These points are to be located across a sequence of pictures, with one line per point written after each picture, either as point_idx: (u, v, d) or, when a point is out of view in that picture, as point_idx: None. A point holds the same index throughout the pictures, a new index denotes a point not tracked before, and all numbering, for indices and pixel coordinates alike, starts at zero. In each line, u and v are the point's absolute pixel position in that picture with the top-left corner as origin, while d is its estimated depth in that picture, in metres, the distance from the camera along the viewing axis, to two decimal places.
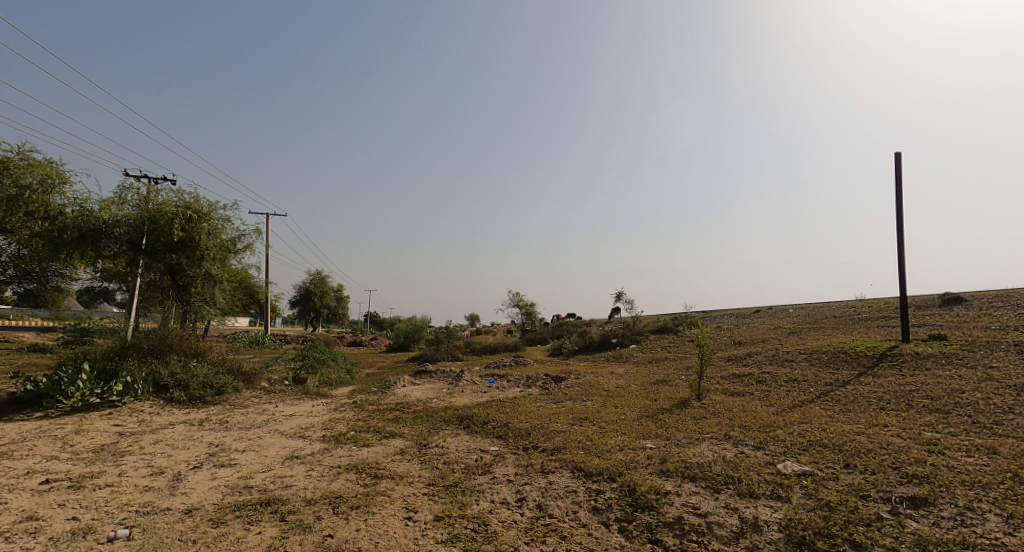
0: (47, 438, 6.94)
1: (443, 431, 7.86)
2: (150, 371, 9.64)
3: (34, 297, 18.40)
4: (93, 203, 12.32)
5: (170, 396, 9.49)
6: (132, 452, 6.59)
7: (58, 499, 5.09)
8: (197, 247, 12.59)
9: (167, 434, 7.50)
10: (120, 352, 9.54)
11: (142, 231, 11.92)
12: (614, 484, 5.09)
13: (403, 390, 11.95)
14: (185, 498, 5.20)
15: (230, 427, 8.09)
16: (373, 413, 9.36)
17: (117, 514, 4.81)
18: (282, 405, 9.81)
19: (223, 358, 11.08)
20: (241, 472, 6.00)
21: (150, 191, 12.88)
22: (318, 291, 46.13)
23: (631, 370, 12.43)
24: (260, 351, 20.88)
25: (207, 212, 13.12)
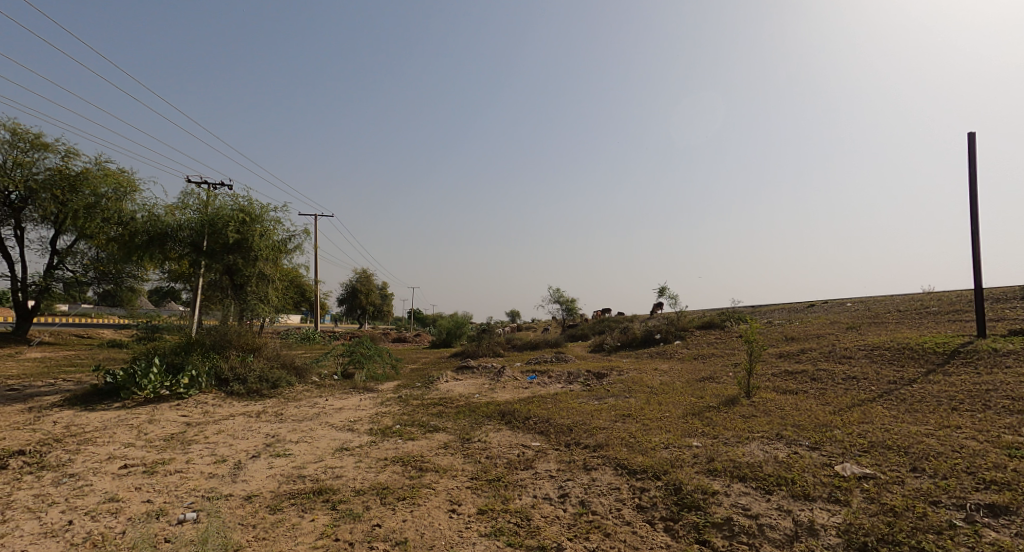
0: (125, 427, 7.51)
1: (485, 426, 7.93)
2: (212, 365, 10.26)
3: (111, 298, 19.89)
4: (160, 208, 13.20)
5: (230, 389, 10.05)
6: (199, 441, 7.02)
7: (135, 482, 5.50)
8: (251, 248, 13.14)
9: (229, 424, 7.95)
10: (186, 347, 10.26)
11: (202, 234, 12.68)
12: (659, 482, 4.99)
13: (445, 385, 12.16)
14: (246, 485, 5.49)
15: (284, 419, 8.47)
16: (417, 408, 9.57)
17: (186, 498, 5.14)
18: (332, 399, 10.20)
19: (277, 353, 11.58)
20: (296, 462, 6.28)
21: (209, 195, 13.66)
22: (363, 288, 47.63)
23: (676, 367, 12.16)
24: (311, 347, 21.75)
25: (260, 214, 13.73)
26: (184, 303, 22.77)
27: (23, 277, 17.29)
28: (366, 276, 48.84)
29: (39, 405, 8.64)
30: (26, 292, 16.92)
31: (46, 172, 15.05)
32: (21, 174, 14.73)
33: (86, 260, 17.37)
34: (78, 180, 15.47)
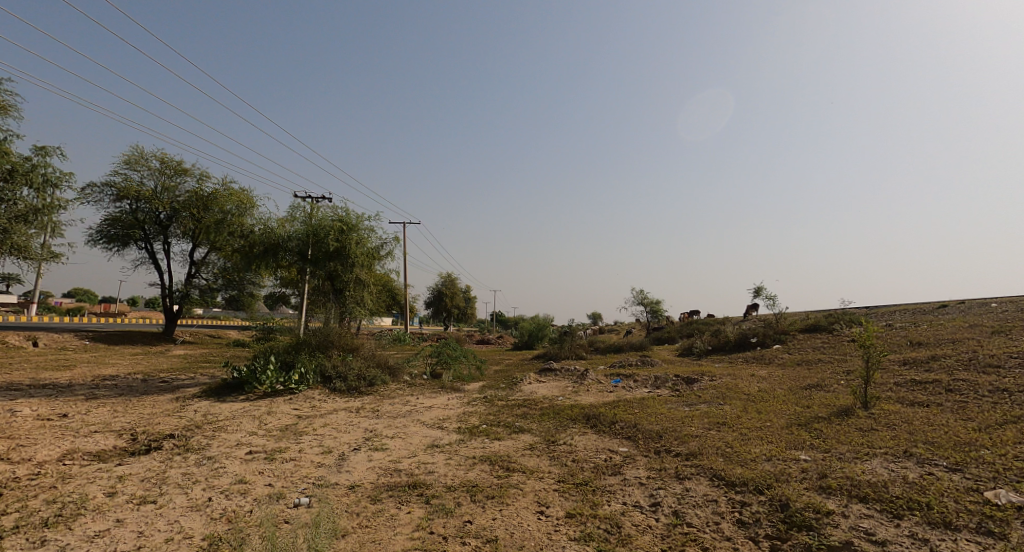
0: (248, 417, 8.41)
1: (571, 429, 7.88)
2: (318, 363, 11.16)
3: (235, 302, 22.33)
4: (273, 221, 14.63)
5: (333, 386, 10.87)
6: (308, 432, 7.67)
7: (258, 467, 6.13)
8: (349, 255, 14.04)
9: (333, 418, 8.60)
10: (296, 347, 11.27)
11: (308, 243, 13.83)
12: (762, 496, 4.66)
13: (529, 387, 12.26)
14: (349, 476, 5.90)
15: (380, 415, 8.99)
16: (502, 409, 9.74)
17: (300, 484, 5.64)
18: (422, 397, 10.68)
19: (373, 353, 12.34)
20: (392, 457, 6.64)
21: (312, 208, 14.89)
22: (448, 292, 49.36)
23: (776, 373, 11.29)
24: (402, 348, 22.92)
25: (356, 223, 14.71)
26: (294, 307, 24.92)
27: (169, 285, 19.98)
28: (451, 280, 50.59)
29: (181, 396, 9.94)
30: (171, 298, 19.53)
31: (186, 194, 17.35)
32: (167, 197, 17.08)
33: (216, 269, 19.68)
34: (210, 200, 17.63)
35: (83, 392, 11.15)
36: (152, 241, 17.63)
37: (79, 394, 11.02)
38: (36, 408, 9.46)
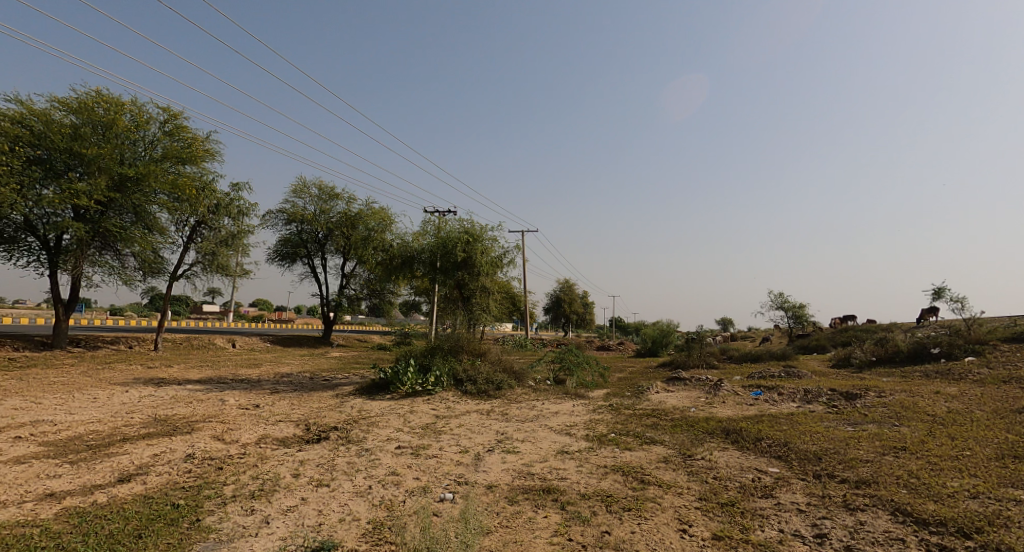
0: (395, 414, 9.24)
1: (708, 443, 7.36)
2: (450, 367, 11.85)
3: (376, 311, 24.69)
4: (408, 236, 16.13)
5: (465, 388, 11.44)
6: (446, 432, 8.19)
7: (406, 461, 6.70)
8: (475, 264, 14.86)
9: (467, 419, 9.07)
10: (431, 350, 12.18)
11: (438, 255, 14.88)
12: (969, 543, 3.89)
13: (657, 396, 11.73)
14: (486, 476, 6.17)
15: (510, 418, 9.26)
16: (630, 417, 9.43)
17: (443, 480, 6.03)
18: (548, 403, 10.78)
19: (499, 359, 12.76)
20: (524, 460, 6.79)
21: (441, 222, 16.02)
22: (566, 298, 49.37)
23: (968, 392, 9.41)
24: (524, 354, 23.44)
25: (481, 234, 15.45)
26: (426, 314, 26.88)
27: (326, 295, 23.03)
28: (569, 286, 50.56)
29: (340, 394, 11.28)
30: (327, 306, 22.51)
31: (338, 215, 19.90)
32: (324, 218, 19.81)
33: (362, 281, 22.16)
34: (356, 219, 20.17)
35: (267, 387, 13.21)
36: (313, 256, 20.67)
37: (264, 388, 13.08)
38: (236, 398, 11.43)
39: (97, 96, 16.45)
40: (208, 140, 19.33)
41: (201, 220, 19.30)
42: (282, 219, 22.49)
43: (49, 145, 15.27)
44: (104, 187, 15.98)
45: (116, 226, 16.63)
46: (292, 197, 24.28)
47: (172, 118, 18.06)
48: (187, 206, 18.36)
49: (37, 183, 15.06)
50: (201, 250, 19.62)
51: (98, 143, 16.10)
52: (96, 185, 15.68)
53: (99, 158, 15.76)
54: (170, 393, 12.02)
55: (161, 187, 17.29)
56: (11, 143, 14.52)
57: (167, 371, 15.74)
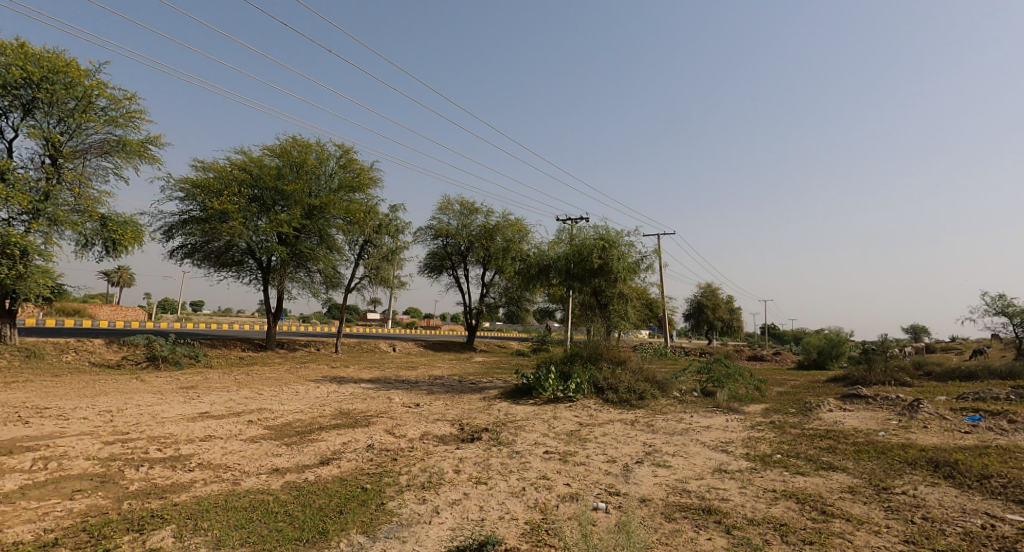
0: (540, 419, 9.43)
1: (907, 475, 6.19)
2: (590, 374, 11.73)
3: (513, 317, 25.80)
4: (546, 245, 16.81)
5: (606, 397, 11.21)
6: (592, 440, 8.11)
7: (555, 466, 6.79)
8: (611, 270, 14.45)
9: (611, 428, 8.88)
10: (571, 358, 12.24)
11: (574, 263, 14.82)
12: None
13: (831, 415, 10.23)
14: (638, 488, 5.97)
15: (657, 430, 8.84)
16: (799, 438, 8.36)
17: (594, 488, 5.98)
18: (698, 416, 10.06)
19: (641, 367, 12.23)
20: (678, 475, 6.42)
21: (576, 230, 16.10)
22: (710, 303, 45.88)
23: None
24: (666, 362, 22.29)
25: (616, 240, 15.06)
26: (562, 321, 27.06)
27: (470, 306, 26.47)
28: (712, 290, 46.94)
29: (487, 397, 11.91)
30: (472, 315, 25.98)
31: None
32: (466, 231, 23.92)
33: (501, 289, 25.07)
34: (494, 231, 23.95)
35: (424, 388, 14.48)
36: (457, 267, 24.97)
37: (422, 389, 14.35)
38: (399, 397, 12.73)
39: (292, 140, 19.80)
40: (372, 168, 21.98)
41: (368, 239, 21.93)
42: (430, 234, 24.58)
43: (261, 185, 18.88)
44: (299, 216, 19.23)
45: (307, 248, 19.85)
46: (439, 214, 26.44)
47: (346, 153, 20.93)
48: (358, 228, 21.11)
49: (254, 216, 18.67)
50: (368, 265, 22.39)
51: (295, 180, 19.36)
52: (294, 215, 18.98)
53: (295, 193, 18.99)
54: (348, 390, 13.83)
55: (338, 213, 20.19)
56: (238, 186, 18.34)
57: (345, 370, 18.14)
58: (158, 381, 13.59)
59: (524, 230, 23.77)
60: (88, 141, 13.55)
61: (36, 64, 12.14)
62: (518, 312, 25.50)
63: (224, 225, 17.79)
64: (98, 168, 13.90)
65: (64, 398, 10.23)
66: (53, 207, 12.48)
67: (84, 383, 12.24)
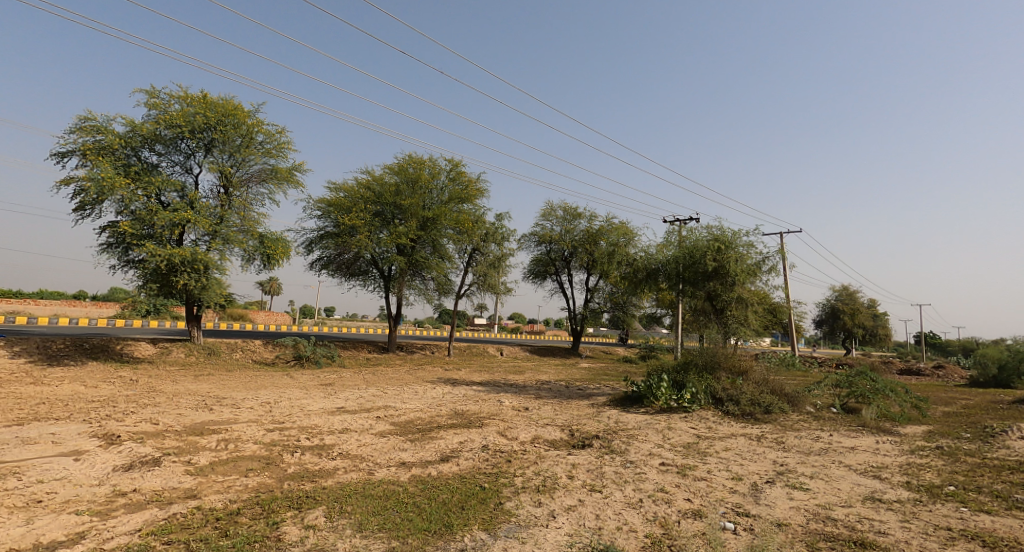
0: (653, 429, 9.17)
1: None
2: (707, 384, 11.14)
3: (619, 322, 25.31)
4: (653, 248, 16.27)
5: (727, 409, 10.53)
6: (713, 454, 7.70)
7: (674, 479, 6.57)
8: (728, 273, 13.62)
9: (735, 443, 8.35)
10: (684, 366, 11.72)
11: (685, 266, 14.28)
12: None
13: (1021, 444, 8.58)
14: (772, 511, 5.57)
15: (789, 448, 8.13)
16: (974, 468, 7.17)
17: (719, 507, 5.70)
18: (839, 435, 9.05)
19: (766, 378, 11.33)
20: (819, 500, 5.87)
21: (687, 232, 15.43)
22: (847, 308, 40.88)
23: None
24: (794, 373, 20.31)
25: (733, 240, 14.17)
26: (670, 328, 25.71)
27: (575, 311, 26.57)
28: (849, 294, 41.82)
29: (597, 404, 11.83)
30: (576, 321, 26.07)
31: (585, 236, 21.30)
32: (569, 237, 24.10)
33: (605, 294, 24.82)
34: (598, 235, 23.80)
35: (533, 392, 14.75)
36: (561, 273, 25.16)
37: (531, 393, 14.65)
38: (509, 400, 13.13)
39: (408, 158, 21.40)
40: (479, 180, 22.95)
41: (476, 247, 22.94)
42: (534, 241, 25.06)
43: (382, 202, 20.68)
44: (415, 228, 20.72)
45: (422, 257, 21.30)
46: (542, 220, 26.82)
47: (455, 167, 22.10)
48: (467, 237, 22.15)
49: (377, 229, 20.49)
50: (476, 272, 23.40)
51: (411, 195, 20.96)
52: (410, 227, 20.51)
53: (411, 206, 20.53)
54: (462, 392, 14.56)
55: (449, 224, 21.38)
56: (364, 203, 20.34)
57: (458, 373, 19.10)
58: (303, 377, 15.46)
59: (629, 233, 23.23)
60: (250, 171, 15.90)
61: (213, 110, 14.59)
62: (623, 318, 25.06)
63: (353, 239, 19.75)
64: (258, 194, 16.23)
65: (234, 390, 12.09)
66: (226, 228, 14.84)
67: (247, 377, 14.37)
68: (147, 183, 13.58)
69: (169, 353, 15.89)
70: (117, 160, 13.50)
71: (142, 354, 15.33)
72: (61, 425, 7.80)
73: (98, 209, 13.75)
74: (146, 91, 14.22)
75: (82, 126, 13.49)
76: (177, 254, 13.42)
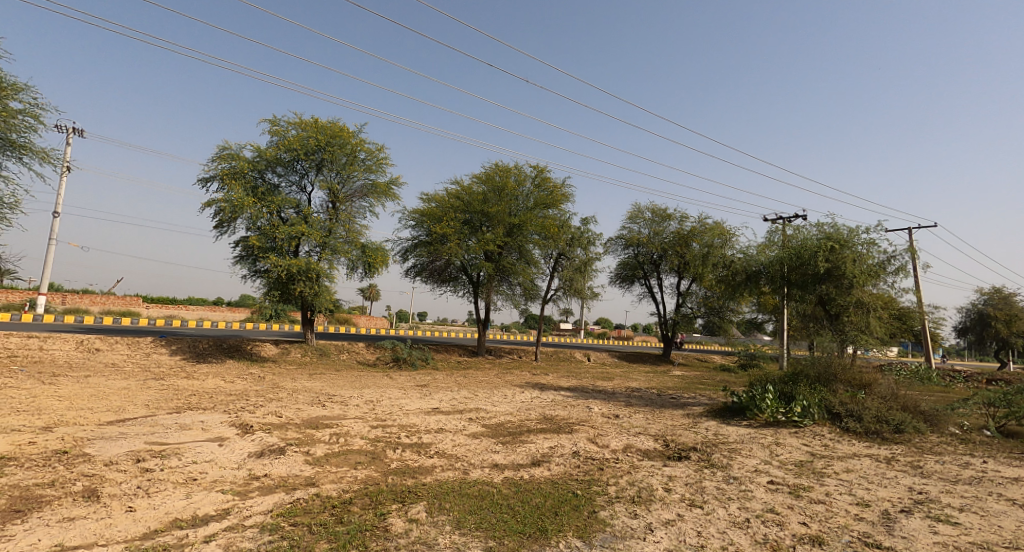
0: (759, 444, 8.56)
1: None
2: (821, 397, 10.16)
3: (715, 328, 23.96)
4: (753, 249, 15.26)
5: (846, 425, 9.49)
6: (831, 476, 7.02)
7: (786, 500, 6.08)
8: (844, 275, 12.33)
9: (858, 464, 7.53)
10: (793, 378, 10.83)
11: (791, 268, 13.36)
12: None
13: None
14: (909, 545, 4.95)
15: (927, 475, 7.16)
16: None
17: (842, 535, 5.19)
18: (993, 463, 7.79)
19: (894, 393, 10.09)
20: (970, 537, 5.12)
21: (793, 231, 14.28)
22: (997, 314, 35.15)
23: None
24: (928, 388, 17.89)
25: (849, 239, 12.87)
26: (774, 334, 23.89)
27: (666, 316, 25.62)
28: (1000, 296, 35.96)
29: (693, 414, 11.28)
30: (668, 326, 25.11)
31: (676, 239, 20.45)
32: (658, 239, 23.31)
33: (699, 298, 23.63)
34: (689, 237, 22.80)
35: (623, 399, 14.41)
36: (650, 277, 24.48)
37: (621, 400, 14.33)
38: (599, 407, 12.94)
39: (495, 167, 21.95)
40: (564, 185, 22.95)
41: (562, 252, 22.93)
42: (621, 244, 24.52)
43: (471, 210, 21.41)
44: (501, 234, 21.20)
45: (509, 263, 21.69)
46: (630, 222, 26.18)
47: (540, 173, 22.28)
48: (553, 242, 22.20)
49: (466, 237, 21.22)
50: (562, 277, 23.34)
51: (497, 203, 21.47)
52: (497, 234, 21.01)
53: (498, 214, 21.05)
54: (550, 397, 14.60)
55: (535, 229, 21.58)
56: (453, 213, 21.15)
57: (546, 378, 19.18)
58: (400, 378, 16.38)
59: (725, 233, 21.90)
60: (354, 187, 17.23)
61: (323, 133, 16.04)
62: (719, 323, 23.71)
63: (444, 246, 20.62)
64: (361, 207, 17.54)
65: (342, 388, 13.13)
66: (334, 240, 16.18)
67: (353, 377, 15.53)
68: (269, 202, 15.22)
69: (288, 353, 17.63)
70: (246, 182, 15.27)
71: (266, 354, 17.16)
72: (206, 414, 8.97)
73: (233, 226, 15.65)
74: (269, 120, 15.97)
75: (220, 154, 15.46)
76: (295, 264, 14.90)
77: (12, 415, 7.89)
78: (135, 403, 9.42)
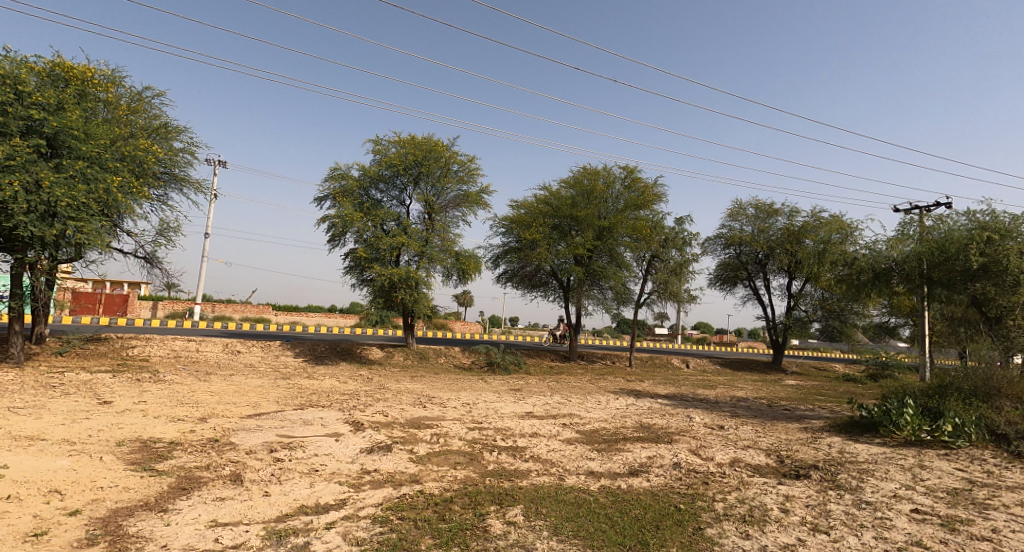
0: (897, 466, 7.52)
1: None
2: (980, 415, 8.73)
3: (835, 332, 21.67)
4: (881, 244, 13.56)
5: (1015, 449, 8.02)
6: (997, 509, 5.95)
7: (938, 534, 5.26)
8: (1006, 271, 10.47)
9: None
10: (940, 392, 9.52)
11: (935, 264, 11.69)
12: None
13: None
14: None
15: None
16: None
17: None
18: None
19: None
20: None
21: (935, 221, 12.52)
22: None
23: None
24: None
25: (1012, 229, 10.99)
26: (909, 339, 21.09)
27: (774, 320, 23.63)
28: None
29: (813, 428, 10.20)
30: (777, 331, 23.14)
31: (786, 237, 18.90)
32: (763, 237, 21.57)
33: (814, 300, 21.44)
34: (801, 233, 20.89)
35: (728, 409, 13.45)
36: (754, 278, 22.81)
37: (726, 410, 13.39)
38: (701, 417, 12.18)
39: (583, 170, 21.68)
40: (656, 185, 22.08)
41: (655, 254, 22.09)
42: (721, 244, 23.06)
43: (560, 215, 21.35)
44: (591, 238, 20.87)
45: (600, 267, 21.30)
46: (730, 220, 24.55)
47: (630, 174, 21.63)
48: (644, 244, 21.46)
49: (555, 242, 21.21)
50: (656, 280, 22.45)
51: (586, 206, 21.18)
52: (587, 238, 20.73)
53: (587, 217, 20.75)
54: (647, 405, 14.04)
55: (626, 232, 20.99)
56: (542, 218, 21.25)
57: (641, 384, 18.53)
58: (495, 382, 16.68)
59: (844, 228, 19.65)
60: (448, 198, 17.94)
61: (420, 148, 16.88)
62: (840, 328, 21.35)
63: (534, 251, 20.80)
64: (454, 217, 18.19)
65: (440, 391, 13.67)
66: (430, 249, 16.92)
67: (450, 380, 16.10)
68: (373, 217, 16.30)
69: (392, 356, 18.73)
70: (354, 199, 16.55)
71: (373, 357, 18.37)
72: (324, 411, 9.77)
73: (343, 240, 17.00)
74: (372, 140, 17.15)
75: (332, 175, 16.88)
76: (396, 273, 15.83)
77: (176, 407, 9.18)
78: (267, 400, 10.52)
